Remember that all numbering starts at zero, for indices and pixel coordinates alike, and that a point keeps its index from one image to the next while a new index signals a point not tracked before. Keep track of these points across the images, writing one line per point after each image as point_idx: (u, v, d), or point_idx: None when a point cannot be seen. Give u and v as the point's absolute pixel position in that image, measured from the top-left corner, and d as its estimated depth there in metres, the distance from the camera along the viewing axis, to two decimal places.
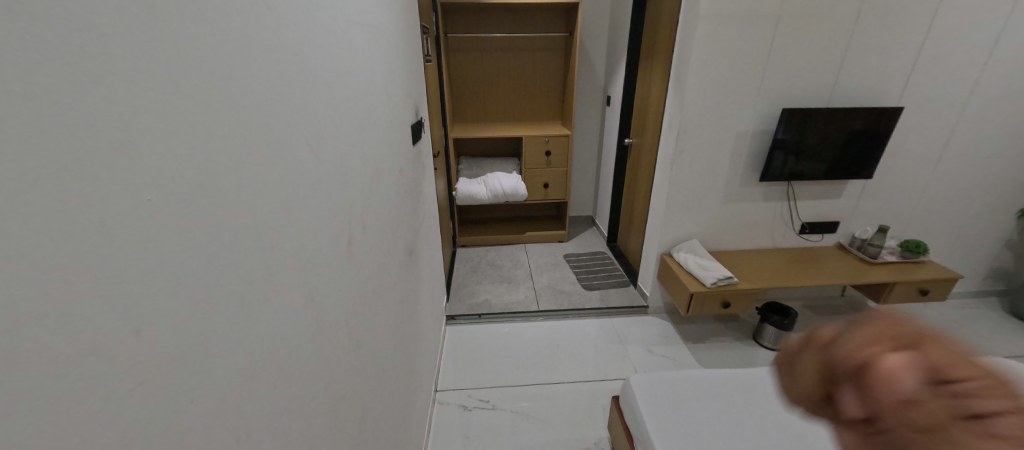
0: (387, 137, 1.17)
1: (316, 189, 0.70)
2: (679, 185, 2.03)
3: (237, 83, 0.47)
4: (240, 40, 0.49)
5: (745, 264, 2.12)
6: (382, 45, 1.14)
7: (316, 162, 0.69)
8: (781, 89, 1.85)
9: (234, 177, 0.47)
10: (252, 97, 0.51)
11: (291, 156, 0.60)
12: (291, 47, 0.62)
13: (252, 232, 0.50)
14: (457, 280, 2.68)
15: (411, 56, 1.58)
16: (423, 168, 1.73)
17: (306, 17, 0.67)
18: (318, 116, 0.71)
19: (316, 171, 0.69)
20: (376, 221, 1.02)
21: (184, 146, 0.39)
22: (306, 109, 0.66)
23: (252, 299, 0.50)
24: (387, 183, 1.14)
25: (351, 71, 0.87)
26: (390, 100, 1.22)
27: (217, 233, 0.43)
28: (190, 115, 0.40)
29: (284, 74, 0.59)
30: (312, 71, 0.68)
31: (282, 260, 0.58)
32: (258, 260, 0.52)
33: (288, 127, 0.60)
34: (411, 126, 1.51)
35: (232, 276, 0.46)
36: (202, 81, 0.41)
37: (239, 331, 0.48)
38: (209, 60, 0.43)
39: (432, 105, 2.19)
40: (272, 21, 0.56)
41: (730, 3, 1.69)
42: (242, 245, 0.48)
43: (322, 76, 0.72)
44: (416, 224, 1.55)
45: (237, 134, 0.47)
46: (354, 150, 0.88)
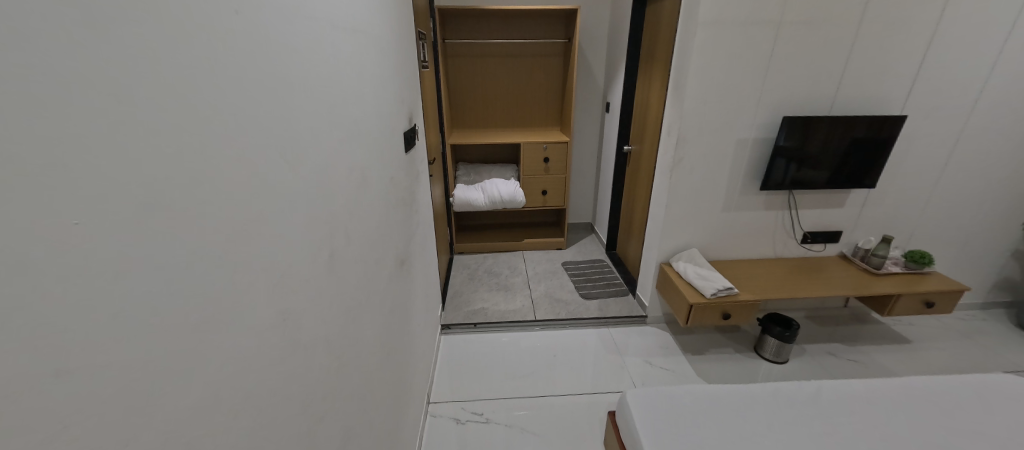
0: (377, 145, 1.14)
1: (293, 202, 0.67)
2: (678, 193, 2.00)
3: (199, 94, 0.45)
4: (204, 48, 0.46)
5: (745, 274, 2.07)
6: (372, 52, 1.12)
7: (293, 174, 0.67)
8: (782, 96, 1.82)
9: (193, 194, 0.44)
10: (217, 108, 0.48)
11: (264, 168, 0.58)
12: (266, 55, 0.59)
13: (216, 249, 0.48)
14: (453, 287, 2.65)
15: (405, 64, 1.56)
16: (418, 176, 1.71)
17: (284, 24, 0.65)
18: (296, 126, 0.68)
19: (293, 183, 0.66)
20: (363, 231, 0.99)
21: (132, 161, 0.36)
22: (283, 119, 0.63)
23: (212, 324, 0.47)
24: (376, 192, 1.11)
25: (336, 79, 0.84)
26: (381, 107, 1.20)
27: (172, 251, 0.41)
28: (137, 129, 0.37)
29: (257, 81, 0.56)
30: (289, 79, 0.65)
31: (250, 280, 0.55)
32: (222, 278, 0.49)
33: (260, 136, 0.57)
34: (405, 133, 1.49)
35: (187, 300, 0.43)
36: (156, 91, 0.39)
37: (199, 353, 0.45)
38: (164, 70, 0.40)
39: (428, 111, 2.17)
40: (244, 27, 0.54)
41: (730, 10, 1.66)
42: (202, 266, 0.45)
43: (302, 84, 0.70)
44: (409, 233, 1.52)
45: (200, 146, 0.45)
46: (338, 160, 0.86)
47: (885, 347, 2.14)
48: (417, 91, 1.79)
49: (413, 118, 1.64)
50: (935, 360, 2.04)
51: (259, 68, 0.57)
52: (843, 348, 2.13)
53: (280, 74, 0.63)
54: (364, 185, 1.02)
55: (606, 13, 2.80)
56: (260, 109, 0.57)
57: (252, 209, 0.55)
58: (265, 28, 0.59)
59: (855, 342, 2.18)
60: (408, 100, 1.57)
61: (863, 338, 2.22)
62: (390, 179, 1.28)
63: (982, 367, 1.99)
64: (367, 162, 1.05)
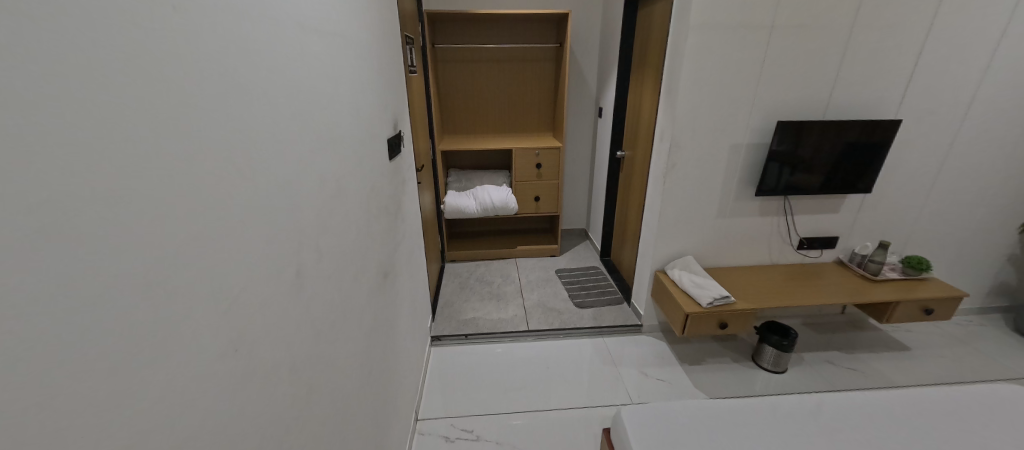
0: (355, 153, 1.08)
1: (252, 218, 0.60)
2: (672, 199, 1.96)
3: (131, 97, 0.39)
4: (137, 45, 0.40)
5: (741, 282, 2.03)
6: (348, 55, 1.06)
7: (252, 186, 0.61)
8: (776, 100, 1.78)
9: (123, 212, 0.38)
10: (157, 113, 0.42)
11: (218, 180, 0.52)
12: (219, 55, 0.53)
13: (155, 275, 0.42)
14: (444, 297, 2.58)
15: (389, 68, 1.51)
16: (404, 184, 1.65)
17: (241, 24, 0.59)
18: (256, 134, 0.62)
19: (251, 197, 0.60)
20: (338, 245, 0.93)
21: (43, 176, 0.31)
22: (240, 126, 0.58)
23: (149, 359, 0.41)
24: (354, 202, 1.05)
25: (303, 84, 0.79)
26: (360, 113, 1.14)
27: (94, 276, 0.35)
28: (41, 135, 0.31)
29: (208, 84, 0.51)
30: (246, 83, 0.59)
31: (201, 305, 0.49)
32: (165, 305, 0.43)
33: (213, 145, 0.51)
34: (388, 140, 1.43)
35: (115, 335, 0.37)
36: (69, 95, 0.33)
37: (132, 393, 0.39)
38: (82, 71, 0.34)
39: (416, 117, 2.12)
40: (192, 23, 0.48)
41: (722, 13, 1.63)
42: (135, 293, 0.39)
43: (262, 88, 0.64)
44: (393, 243, 1.45)
45: (132, 157, 0.39)
46: (307, 169, 0.80)
47: (884, 355, 2.11)
48: (403, 96, 1.73)
49: (398, 124, 1.59)
50: (935, 368, 2.00)
51: (211, 70, 0.51)
52: (842, 356, 2.09)
53: (237, 77, 0.57)
54: (340, 195, 0.96)
55: (597, 18, 2.78)
56: (213, 114, 0.51)
57: (204, 226, 0.49)
58: (217, 25, 0.53)
59: (853, 350, 2.14)
60: (392, 106, 1.52)
61: (861, 345, 2.18)
62: (372, 187, 1.22)
63: (982, 374, 1.95)
64: (343, 171, 0.99)
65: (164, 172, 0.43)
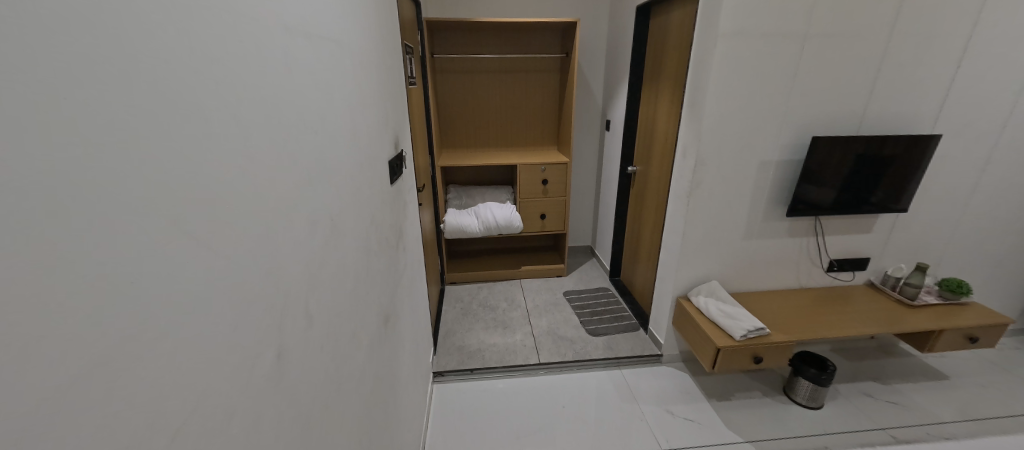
0: (351, 181, 0.89)
1: (214, 297, 0.42)
2: (697, 220, 1.81)
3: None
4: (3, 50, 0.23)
5: (771, 308, 1.87)
6: (343, 64, 0.88)
7: (218, 252, 0.43)
8: (809, 114, 1.65)
9: None
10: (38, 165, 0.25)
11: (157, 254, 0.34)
12: (163, 67, 0.36)
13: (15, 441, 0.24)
14: (445, 325, 2.38)
15: (390, 79, 1.34)
16: (405, 209, 1.47)
17: (203, 24, 0.42)
18: (223, 177, 0.44)
19: (214, 269, 0.42)
20: (331, 301, 0.73)
21: None
22: (198, 169, 0.40)
23: None
24: (351, 240, 0.87)
25: (288, 102, 0.61)
26: (357, 132, 0.96)
27: None
28: None
29: (128, 105, 0.32)
30: (209, 106, 0.42)
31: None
32: None
33: (132, 201, 0.32)
34: (390, 161, 1.25)
35: None
36: None
37: None
38: None
39: (416, 132, 1.94)
40: (114, 19, 0.31)
41: (753, 20, 1.50)
42: None
43: (234, 113, 0.46)
44: (394, 279, 1.26)
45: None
46: (292, 212, 0.61)
47: (922, 385, 1.96)
48: (404, 111, 1.56)
49: (399, 141, 1.41)
50: (979, 400, 1.86)
51: (134, 85, 0.33)
52: (879, 387, 1.93)
53: (181, 93, 0.38)
54: (334, 237, 0.77)
55: (604, 28, 2.66)
56: (131, 153, 0.32)
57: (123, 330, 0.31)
58: (147, 15, 0.35)
59: (889, 379, 1.99)
60: (392, 122, 1.34)
61: (895, 374, 2.03)
62: (371, 219, 1.03)
63: None
64: (337, 205, 0.79)
65: (14, 265, 0.23)
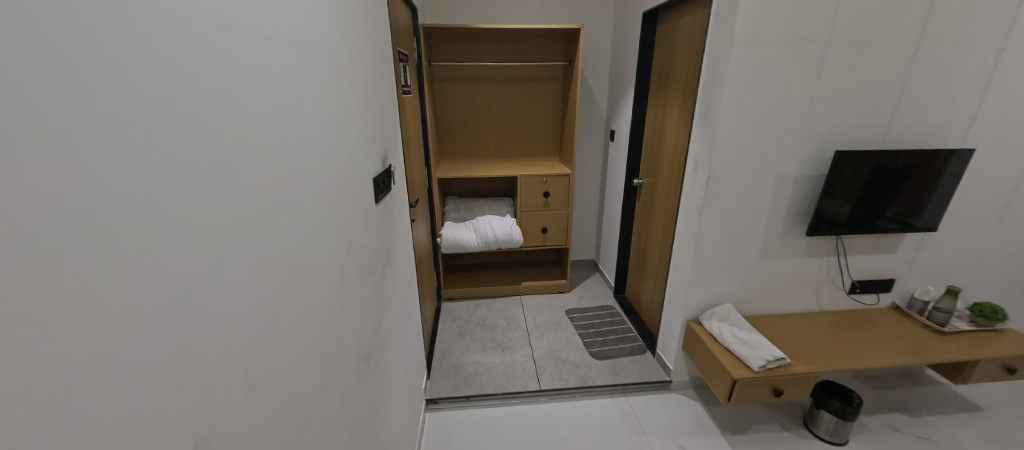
0: (321, 206, 0.77)
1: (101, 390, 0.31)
2: (709, 239, 1.68)
3: None
4: None
5: (789, 334, 1.73)
6: (315, 73, 0.76)
7: (111, 329, 0.32)
8: (830, 127, 1.54)
9: None
10: None
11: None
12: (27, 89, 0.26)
13: None
14: (441, 346, 2.25)
15: (378, 88, 1.24)
16: (395, 229, 1.35)
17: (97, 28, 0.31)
18: (124, 227, 0.33)
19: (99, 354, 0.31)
20: (286, 355, 0.61)
21: None
22: (76, 222, 0.29)
23: None
24: (321, 274, 0.74)
25: (235, 120, 0.50)
26: (332, 150, 0.84)
27: None
28: None
29: None
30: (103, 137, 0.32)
31: None
32: None
33: None
34: (376, 178, 1.14)
35: None
36: None
37: None
38: None
39: (410, 142, 1.84)
40: None
41: (771, 25, 1.40)
42: None
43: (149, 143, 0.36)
44: (380, 308, 1.13)
45: None
46: (231, 254, 0.49)
47: (954, 417, 1.81)
48: (395, 122, 1.45)
49: (387, 156, 1.30)
50: (1019, 435, 1.71)
51: None
52: (908, 420, 1.78)
53: (42, 121, 0.27)
54: (293, 277, 0.64)
55: (608, 35, 2.58)
56: None
57: None
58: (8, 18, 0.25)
59: (918, 410, 1.85)
60: (380, 135, 1.23)
61: (924, 404, 1.88)
62: (349, 246, 0.90)
63: None
64: (299, 237, 0.67)
65: None
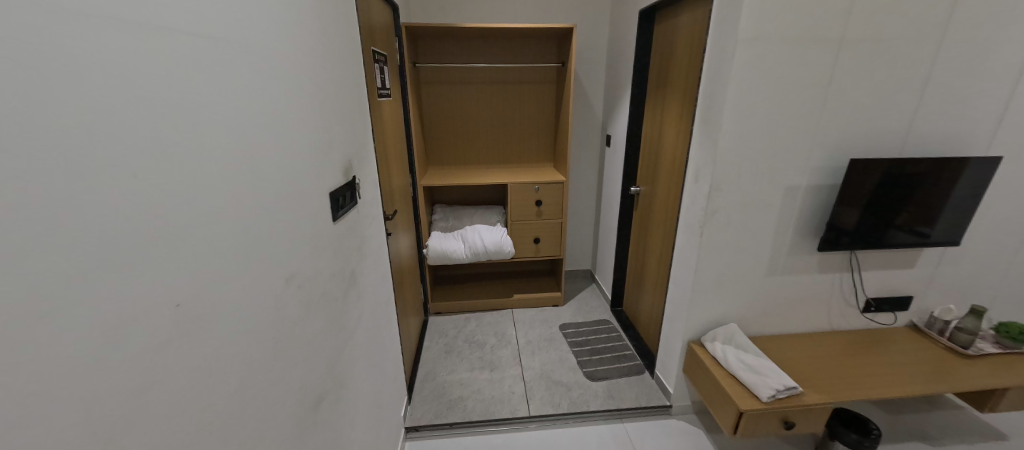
0: (245, 233, 0.63)
1: None
2: (711, 255, 1.55)
3: None
4: None
5: (800, 357, 1.59)
6: (239, 73, 0.63)
7: None
8: (844, 133, 1.41)
9: None
10: None
11: None
12: None
13: None
14: (425, 365, 2.10)
15: (341, 92, 1.11)
16: (363, 247, 1.21)
17: None
18: None
19: None
20: (163, 438, 0.46)
21: None
22: None
23: None
24: (237, 319, 0.60)
25: (81, 139, 0.37)
26: (266, 165, 0.70)
27: None
28: None
29: None
30: None
31: None
32: None
33: None
34: (335, 192, 1.01)
35: None
36: None
37: None
38: None
39: (389, 150, 1.70)
40: None
41: (780, 22, 1.27)
42: None
43: None
44: (338, 340, 1.00)
45: None
46: (54, 322, 0.35)
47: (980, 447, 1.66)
48: (365, 128, 1.32)
49: (353, 166, 1.16)
50: None
51: None
52: None
53: None
54: (186, 330, 0.50)
55: (604, 36, 2.45)
56: None
57: None
58: None
59: (939, 439, 1.70)
60: (343, 143, 1.09)
61: (946, 432, 1.74)
62: (288, 277, 0.77)
63: None
64: (202, 278, 0.53)
65: None
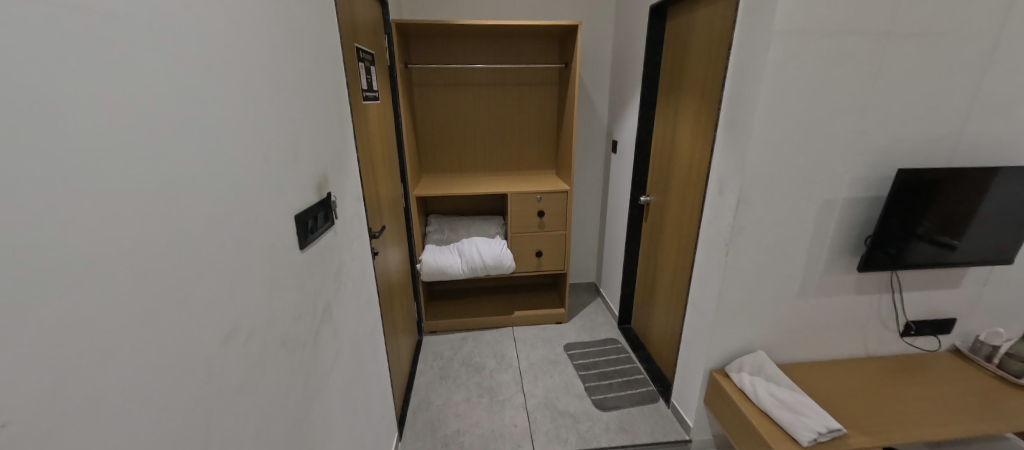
0: (146, 285, 0.44)
1: None
2: (738, 275, 1.38)
3: None
4: None
5: (836, 390, 1.42)
6: (138, 60, 0.44)
7: None
8: (888, 139, 1.25)
9: None
10: None
11: None
12: None
13: None
14: (418, 393, 1.92)
15: (310, 92, 0.92)
16: (340, 274, 1.04)
17: None
18: None
19: None
20: None
21: None
22: None
23: None
24: (130, 411, 0.42)
25: None
26: (189, 187, 0.52)
27: None
28: None
29: None
30: None
31: None
32: None
33: None
34: (302, 214, 0.83)
35: None
36: None
37: None
38: None
39: (376, 158, 1.53)
40: None
41: (820, 12, 1.11)
42: None
43: None
44: (304, 396, 0.81)
45: None
46: None
47: None
48: (345, 134, 1.15)
49: (327, 180, 0.98)
50: None
51: None
52: None
53: None
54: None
55: (609, 36, 2.30)
56: None
57: None
58: None
59: None
60: (312, 153, 0.91)
61: None
62: (225, 333, 0.58)
63: None
64: (51, 371, 0.34)
65: None
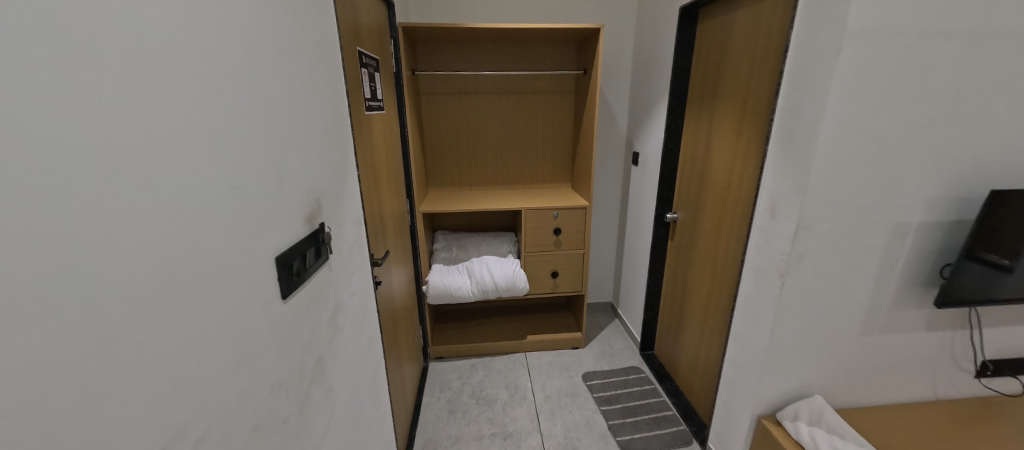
0: (11, 412, 0.28)
1: None
2: (794, 310, 1.19)
3: None
4: None
5: (910, 443, 1.22)
6: (3, 55, 0.28)
7: None
8: (974, 156, 1.07)
9: None
10: None
11: None
12: None
13: None
14: (423, 432, 1.73)
15: (301, 102, 0.76)
16: (336, 317, 0.87)
17: None
18: None
19: None
20: None
21: None
22: None
23: None
24: None
25: None
26: (108, 242, 0.35)
27: None
28: None
29: None
30: None
31: None
32: None
33: None
34: (287, 255, 0.67)
35: None
36: None
37: None
38: None
39: (379, 174, 1.37)
40: None
41: (902, 7, 0.94)
42: None
43: None
44: None
45: None
46: None
47: None
48: (345, 150, 0.99)
49: (322, 206, 0.82)
50: None
51: None
52: None
53: None
54: None
55: (630, 41, 2.16)
56: None
57: None
58: None
59: None
60: (301, 176, 0.74)
61: None
62: (165, 440, 0.42)
63: None
64: None
65: None
